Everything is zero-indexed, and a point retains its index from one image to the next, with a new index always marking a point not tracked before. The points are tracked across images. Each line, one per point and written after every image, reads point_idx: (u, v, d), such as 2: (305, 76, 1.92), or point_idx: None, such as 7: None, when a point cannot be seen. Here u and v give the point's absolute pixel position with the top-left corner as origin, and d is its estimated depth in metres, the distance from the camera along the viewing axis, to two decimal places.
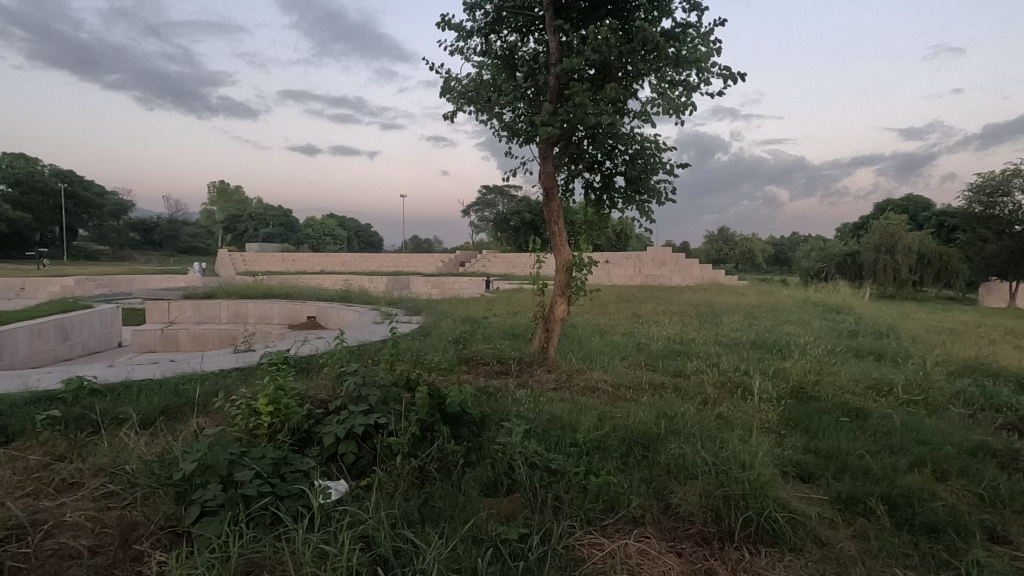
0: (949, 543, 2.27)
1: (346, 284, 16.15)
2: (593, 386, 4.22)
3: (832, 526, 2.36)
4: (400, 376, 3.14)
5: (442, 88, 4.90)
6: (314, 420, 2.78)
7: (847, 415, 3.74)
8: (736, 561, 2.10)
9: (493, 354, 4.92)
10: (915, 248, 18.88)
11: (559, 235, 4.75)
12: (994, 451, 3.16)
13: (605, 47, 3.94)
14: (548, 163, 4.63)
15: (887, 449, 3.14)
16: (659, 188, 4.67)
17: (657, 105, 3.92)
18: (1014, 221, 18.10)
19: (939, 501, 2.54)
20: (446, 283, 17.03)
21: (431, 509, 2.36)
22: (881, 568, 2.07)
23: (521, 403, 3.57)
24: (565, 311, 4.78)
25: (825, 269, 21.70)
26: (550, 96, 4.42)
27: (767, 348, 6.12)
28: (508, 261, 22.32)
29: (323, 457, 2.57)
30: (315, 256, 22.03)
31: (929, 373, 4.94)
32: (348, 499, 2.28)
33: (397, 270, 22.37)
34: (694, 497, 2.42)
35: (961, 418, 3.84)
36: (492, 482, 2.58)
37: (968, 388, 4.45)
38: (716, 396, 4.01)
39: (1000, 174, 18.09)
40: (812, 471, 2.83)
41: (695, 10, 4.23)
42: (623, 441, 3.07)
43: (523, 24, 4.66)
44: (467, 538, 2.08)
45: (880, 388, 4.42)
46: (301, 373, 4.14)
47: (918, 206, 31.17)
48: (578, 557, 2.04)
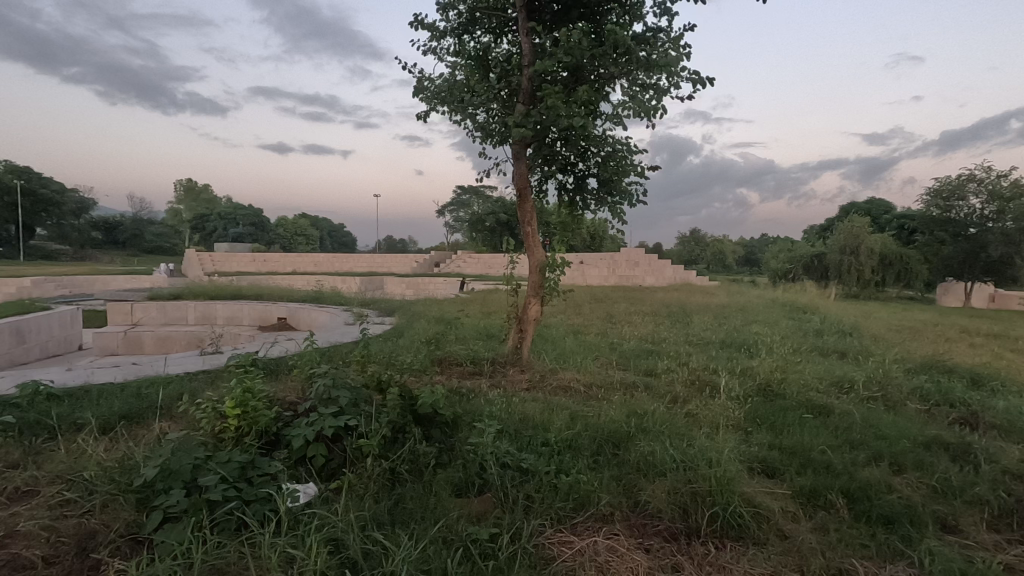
0: (903, 533, 2.36)
1: (317, 285, 15.89)
2: (565, 386, 4.25)
3: (794, 519, 2.43)
4: (371, 378, 3.12)
5: (415, 88, 4.88)
6: (283, 422, 2.74)
7: (810, 412, 3.85)
8: (702, 556, 2.15)
9: (466, 355, 4.92)
10: (877, 250, 19.55)
11: (532, 236, 4.78)
12: (946, 444, 3.30)
13: (577, 50, 3.98)
14: (521, 164, 4.65)
15: (848, 445, 3.24)
16: (631, 190, 4.73)
17: (628, 108, 3.98)
18: (969, 224, 18.92)
19: (894, 494, 2.64)
20: (421, 284, 16.91)
21: (402, 510, 2.35)
22: (840, 558, 2.14)
23: (494, 403, 3.57)
24: (538, 311, 4.81)
25: (792, 270, 22.31)
26: (523, 97, 4.44)
27: (735, 347, 6.25)
28: (483, 261, 22.38)
29: (292, 460, 2.54)
30: (286, 257, 21.63)
31: (888, 371, 5.13)
32: (316, 502, 2.25)
33: (370, 271, 22.10)
34: (662, 494, 2.45)
35: (917, 413, 4.00)
36: (463, 482, 2.58)
37: (923, 385, 4.64)
38: (686, 394, 4.09)
39: (956, 179, 18.89)
40: (777, 467, 2.91)
41: (665, 15, 4.30)
42: (594, 440, 3.10)
43: (496, 26, 4.67)
44: (437, 539, 2.08)
45: (841, 385, 4.58)
46: (270, 375, 4.07)
47: (880, 209, 32.25)
48: (548, 556, 2.06)
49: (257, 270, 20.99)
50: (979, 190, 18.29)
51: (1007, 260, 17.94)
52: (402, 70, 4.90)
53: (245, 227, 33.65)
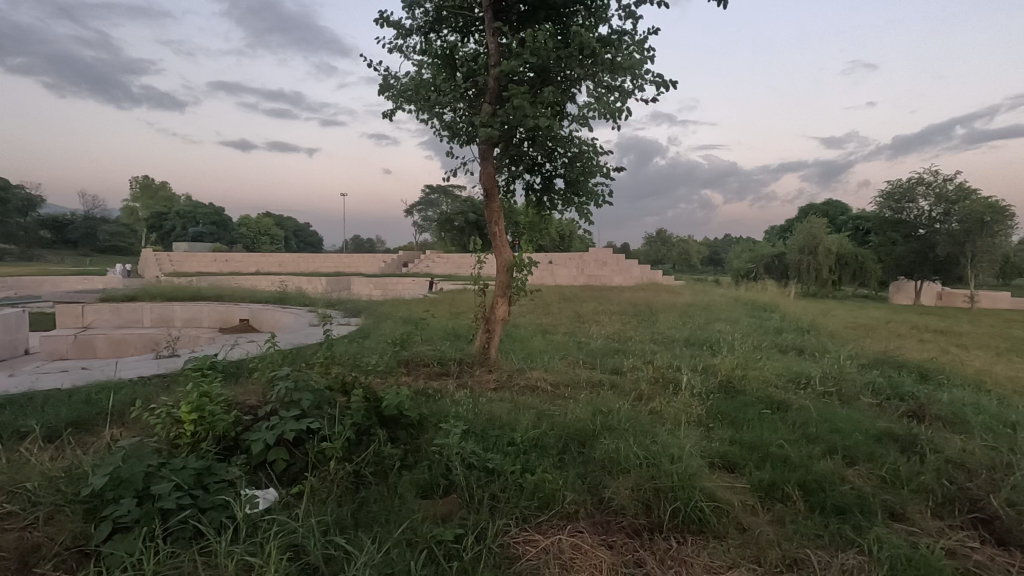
0: (855, 522, 2.45)
1: (280, 287, 15.52)
2: (532, 386, 4.26)
3: (752, 512, 2.50)
4: (335, 380, 3.07)
5: (380, 86, 4.82)
6: (242, 427, 2.67)
7: (769, 407, 3.97)
8: (664, 551, 2.19)
9: (433, 356, 4.88)
10: (833, 250, 20.28)
11: (500, 235, 4.78)
12: (896, 436, 3.45)
13: (544, 51, 4.00)
14: (488, 164, 4.64)
15: (804, 438, 3.35)
16: (597, 190, 4.79)
17: (594, 109, 4.02)
18: (918, 226, 19.84)
19: (847, 485, 2.74)
20: (388, 284, 16.71)
21: (366, 513, 2.32)
22: (795, 549, 2.21)
23: (460, 404, 3.56)
24: (506, 311, 4.81)
25: (753, 270, 22.94)
26: (490, 97, 4.44)
27: (699, 345, 6.39)
28: (452, 261, 22.30)
29: (251, 466, 2.47)
30: (249, 257, 21.09)
31: (843, 367, 5.33)
32: (277, 508, 2.21)
33: (337, 271, 21.72)
34: (626, 490, 2.49)
35: (869, 407, 4.16)
36: (429, 483, 2.57)
37: (875, 379, 4.84)
38: (650, 391, 4.17)
39: (907, 182, 19.76)
40: (737, 461, 2.99)
41: (630, 19, 4.37)
42: (559, 438, 3.12)
43: (463, 25, 4.66)
44: (401, 541, 2.06)
45: (799, 381, 4.74)
46: (229, 379, 3.97)
47: (836, 211, 33.52)
48: (513, 555, 2.07)
49: (218, 270, 20.38)
50: (928, 194, 19.19)
51: (952, 260, 18.88)
52: (367, 67, 4.83)
53: (206, 226, 32.63)
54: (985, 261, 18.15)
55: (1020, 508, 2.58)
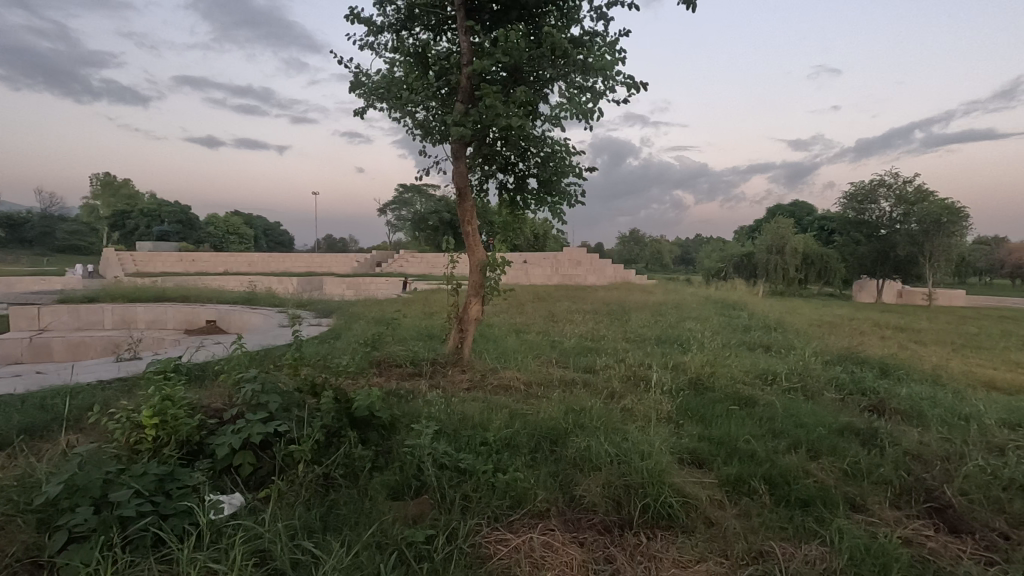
0: (817, 514, 2.52)
1: (249, 287, 15.17)
2: (505, 385, 4.26)
3: (720, 507, 2.55)
4: (305, 381, 3.02)
5: (352, 83, 4.75)
6: (207, 431, 2.60)
7: (737, 403, 4.06)
8: (634, 546, 2.22)
9: (406, 356, 4.84)
10: (800, 250, 20.83)
11: (472, 235, 4.76)
12: (857, 430, 3.56)
13: (516, 50, 4.00)
14: (461, 164, 4.63)
15: (771, 434, 3.44)
16: (570, 190, 4.81)
17: (566, 109, 4.04)
18: (880, 226, 20.52)
19: (811, 478, 2.82)
20: (361, 284, 16.49)
21: (335, 516, 2.29)
22: (760, 541, 2.26)
23: (432, 404, 3.53)
24: (479, 311, 4.81)
25: (723, 269, 23.39)
26: (462, 96, 4.43)
27: (670, 343, 6.49)
28: (427, 261, 22.15)
29: (216, 471, 2.41)
30: (216, 256, 20.58)
31: (808, 363, 5.48)
32: (242, 513, 2.16)
33: (308, 271, 21.35)
34: (597, 488, 2.51)
35: (833, 402, 4.29)
36: (400, 484, 2.55)
37: (838, 375, 4.98)
38: (622, 389, 4.22)
39: (869, 183, 20.44)
40: (705, 457, 3.04)
41: (601, 20, 4.41)
42: (531, 437, 3.13)
43: (435, 23, 4.63)
44: (370, 544, 2.04)
45: (765, 377, 4.86)
46: (194, 382, 3.86)
47: (802, 212, 34.47)
48: (484, 555, 2.07)
49: (184, 270, 19.81)
50: (889, 195, 19.90)
51: (911, 259, 19.58)
52: (338, 64, 4.76)
53: (171, 225, 31.70)
54: (942, 260, 18.86)
55: (971, 497, 2.69)
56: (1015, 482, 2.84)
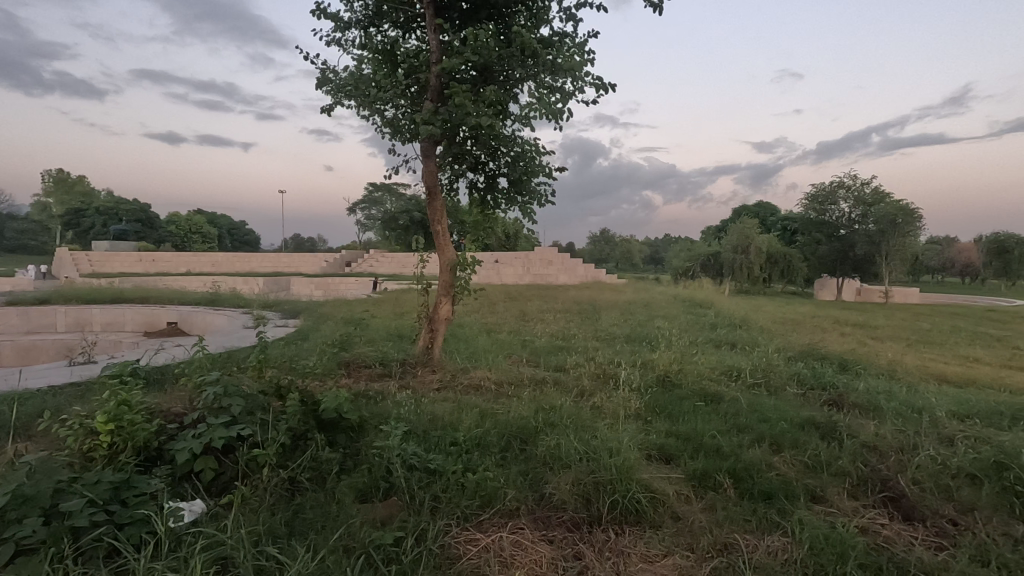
0: (779, 506, 2.59)
1: (213, 287, 14.76)
2: (475, 385, 4.25)
3: (686, 501, 2.60)
4: (270, 384, 2.95)
5: (319, 80, 4.67)
6: (166, 436, 2.52)
7: (703, 399, 4.14)
8: (603, 542, 2.24)
9: (375, 357, 4.78)
10: (764, 249, 21.39)
11: (442, 234, 4.74)
12: (818, 424, 3.67)
13: (485, 50, 4.00)
14: (430, 163, 4.60)
15: (735, 429, 3.52)
16: (540, 190, 4.83)
17: (535, 109, 4.05)
18: (840, 226, 21.23)
19: (774, 471, 2.90)
20: (330, 284, 16.22)
21: (301, 521, 2.25)
22: (725, 534, 2.31)
23: (402, 405, 3.50)
24: (449, 311, 4.79)
25: (691, 268, 23.82)
26: (432, 95, 4.40)
27: (639, 341, 6.58)
28: (397, 261, 21.92)
29: (175, 477, 2.34)
30: (178, 256, 19.96)
31: (771, 359, 5.64)
32: (203, 520, 2.10)
33: (275, 271, 20.90)
34: (566, 486, 2.53)
35: (794, 397, 4.42)
36: (369, 486, 2.51)
37: (800, 371, 5.14)
38: (591, 387, 4.27)
39: (829, 185, 21.14)
40: (673, 453, 3.10)
41: (570, 21, 4.44)
42: (501, 437, 3.13)
43: (404, 21, 4.59)
44: (337, 548, 2.01)
45: (731, 373, 4.98)
46: (152, 386, 3.73)
47: (766, 213, 35.42)
48: (453, 555, 2.06)
49: (143, 270, 19.13)
50: (847, 197, 20.63)
51: (869, 259, 20.32)
52: (304, 60, 4.67)
53: (130, 224, 30.62)
54: (897, 259, 19.62)
55: (923, 486, 2.81)
56: (963, 470, 2.97)
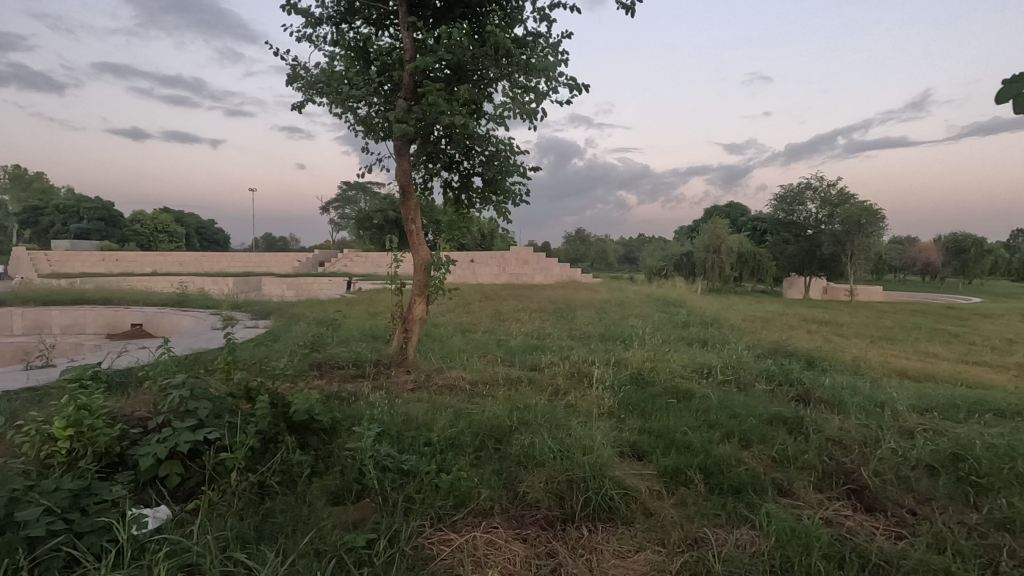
0: (748, 500, 2.64)
1: (181, 287, 14.33)
2: (450, 385, 4.23)
3: (658, 497, 2.64)
4: (238, 386, 2.89)
5: (289, 76, 4.59)
6: (129, 441, 2.45)
7: (675, 396, 4.21)
8: (576, 540, 2.26)
9: (348, 357, 4.72)
10: (735, 249, 21.82)
11: (416, 234, 4.70)
12: (785, 419, 3.76)
13: (459, 48, 3.98)
14: (404, 161, 4.56)
15: (706, 425, 3.59)
16: (514, 189, 4.83)
17: (509, 109, 4.05)
18: (807, 226, 21.79)
19: (742, 466, 2.96)
20: (303, 284, 15.95)
21: (271, 525, 2.21)
22: (696, 529, 2.35)
23: (375, 406, 3.47)
24: (423, 310, 4.76)
25: (665, 268, 24.16)
26: (405, 93, 4.37)
27: (613, 340, 6.65)
28: (372, 261, 21.68)
29: (139, 483, 2.28)
30: (143, 255, 19.40)
31: (741, 357, 5.76)
32: (168, 527, 2.05)
33: (246, 271, 20.47)
34: (540, 484, 2.55)
35: (763, 393, 4.53)
36: (341, 489, 2.48)
37: (768, 367, 5.26)
38: (566, 386, 4.29)
39: (797, 186, 21.68)
40: (645, 450, 3.14)
41: (544, 21, 4.45)
42: (476, 436, 3.13)
43: (377, 18, 4.54)
44: (308, 552, 1.98)
45: (702, 370, 5.07)
46: (115, 390, 3.61)
47: (737, 214, 36.15)
48: (427, 556, 2.05)
49: (106, 270, 18.53)
50: (815, 198, 21.21)
51: (835, 258, 20.90)
52: (274, 56, 4.58)
53: (92, 223, 29.61)
54: (862, 259, 20.23)
55: (884, 477, 2.90)
56: (921, 462, 3.08)
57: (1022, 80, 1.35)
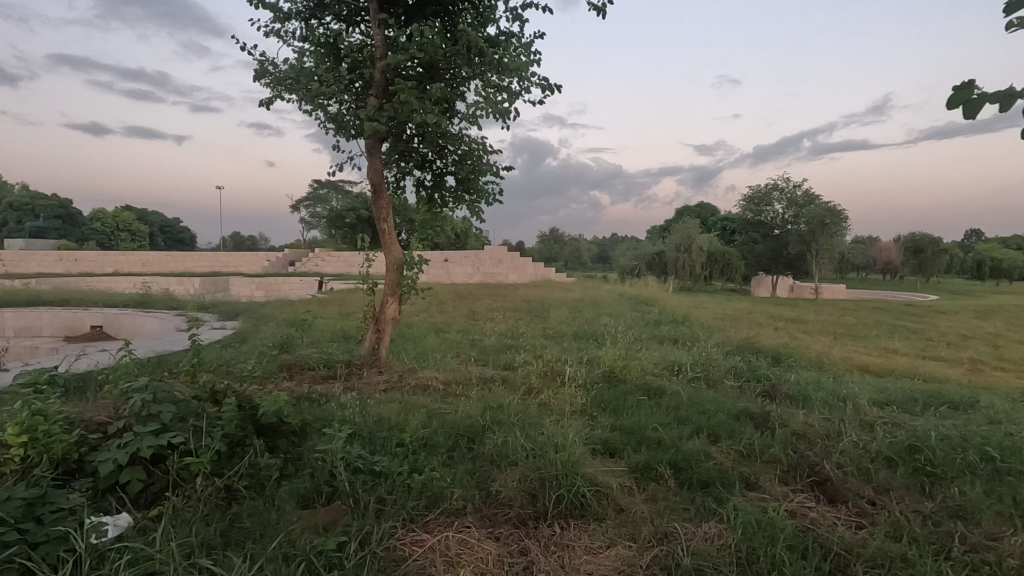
0: (716, 494, 2.70)
1: (144, 287, 13.88)
2: (422, 385, 4.21)
3: (629, 493, 2.68)
4: (204, 389, 2.82)
5: (257, 72, 4.49)
6: (88, 447, 2.36)
7: (646, 394, 4.27)
8: (548, 537, 2.27)
9: (319, 358, 4.64)
10: (705, 248, 22.23)
11: (388, 233, 4.66)
12: (752, 414, 3.85)
13: (431, 46, 3.96)
14: (376, 160, 4.52)
15: (676, 422, 3.65)
16: (487, 188, 4.83)
17: (482, 108, 4.05)
18: (774, 226, 22.34)
19: (711, 461, 3.02)
20: (272, 284, 15.62)
21: (238, 530, 2.16)
22: (666, 523, 2.39)
23: (347, 406, 3.43)
24: (396, 310, 4.72)
25: (637, 267, 24.46)
26: (376, 91, 4.32)
27: (586, 338, 6.71)
28: (344, 260, 21.39)
29: (99, 490, 2.20)
30: (104, 254, 18.72)
31: (711, 354, 5.88)
32: (129, 535, 1.99)
33: (213, 271, 19.96)
34: (513, 482, 2.56)
35: (732, 389, 4.64)
36: (311, 492, 2.45)
37: (737, 364, 5.38)
38: (539, 384, 4.32)
39: (765, 187, 22.20)
40: (617, 446, 3.18)
41: (517, 21, 4.46)
42: (449, 436, 3.12)
43: (347, 14, 4.49)
44: (276, 556, 1.94)
45: (673, 368, 5.16)
46: (73, 395, 3.48)
47: (707, 214, 36.84)
48: (398, 557, 2.03)
49: (64, 270, 17.81)
50: (781, 198, 21.76)
51: (801, 257, 21.48)
52: (241, 51, 4.48)
53: (49, 221, 28.44)
54: (827, 258, 20.84)
55: (846, 470, 3.00)
56: (881, 454, 3.19)
57: (972, 86, 1.41)
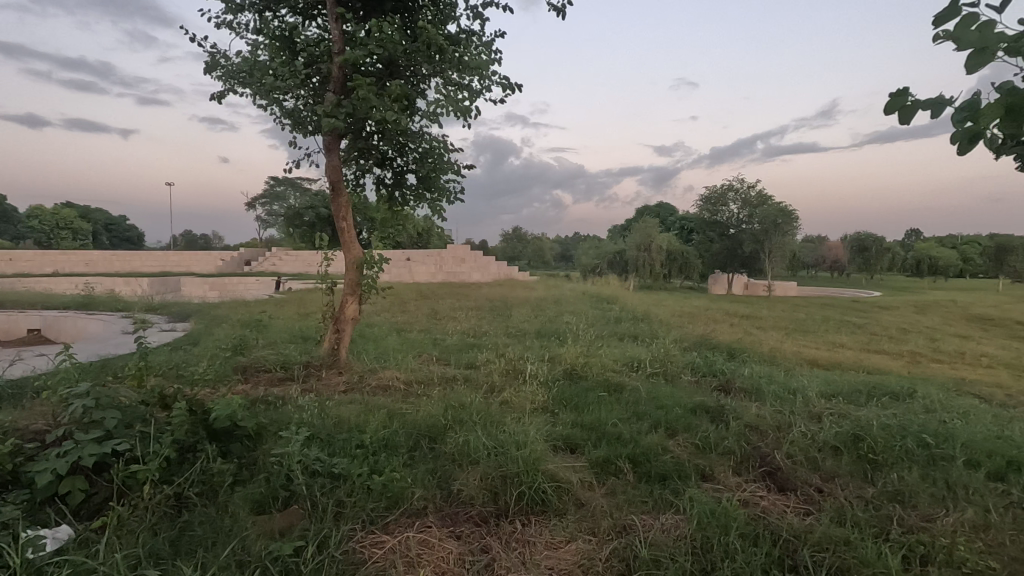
0: (673, 487, 2.77)
1: (87, 288, 13.19)
2: (383, 386, 4.15)
3: (590, 488, 2.72)
4: (152, 393, 2.71)
5: (208, 64, 4.34)
6: (23, 458, 2.24)
7: (607, 390, 4.35)
8: (509, 534, 2.28)
9: (275, 360, 4.52)
10: (663, 248, 22.72)
11: (348, 231, 4.58)
12: (708, 408, 3.97)
13: (390, 43, 3.92)
14: (334, 156, 4.43)
15: (636, 417, 3.73)
16: (448, 187, 4.81)
17: (442, 106, 4.03)
18: (730, 226, 22.99)
19: (668, 454, 3.10)
20: (226, 284, 15.10)
21: (189, 538, 2.09)
22: (624, 516, 2.44)
23: (305, 409, 3.36)
24: (356, 310, 4.64)
25: (598, 266, 24.79)
26: (334, 86, 4.24)
27: (548, 337, 6.76)
28: (303, 260, 20.89)
29: (36, 502, 2.09)
30: (42, 254, 17.69)
31: (669, 350, 6.01)
32: (70, 547, 1.90)
33: (163, 271, 19.16)
34: (474, 481, 2.56)
35: (689, 384, 4.76)
36: (266, 496, 2.38)
37: (694, 360, 5.53)
38: (501, 382, 4.33)
39: (721, 187, 22.81)
40: (578, 442, 3.23)
41: (477, 20, 4.46)
42: (410, 436, 3.10)
43: (304, 7, 4.38)
44: (229, 564, 1.89)
45: (633, 364, 5.26)
46: (7, 403, 3.28)
47: (666, 214, 37.65)
48: (358, 560, 2.00)
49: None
50: (736, 199, 22.42)
51: (755, 256, 22.19)
52: (191, 42, 4.32)
53: None
54: (779, 256, 21.59)
55: (795, 459, 3.13)
56: (827, 443, 3.35)
57: (902, 94, 1.50)
